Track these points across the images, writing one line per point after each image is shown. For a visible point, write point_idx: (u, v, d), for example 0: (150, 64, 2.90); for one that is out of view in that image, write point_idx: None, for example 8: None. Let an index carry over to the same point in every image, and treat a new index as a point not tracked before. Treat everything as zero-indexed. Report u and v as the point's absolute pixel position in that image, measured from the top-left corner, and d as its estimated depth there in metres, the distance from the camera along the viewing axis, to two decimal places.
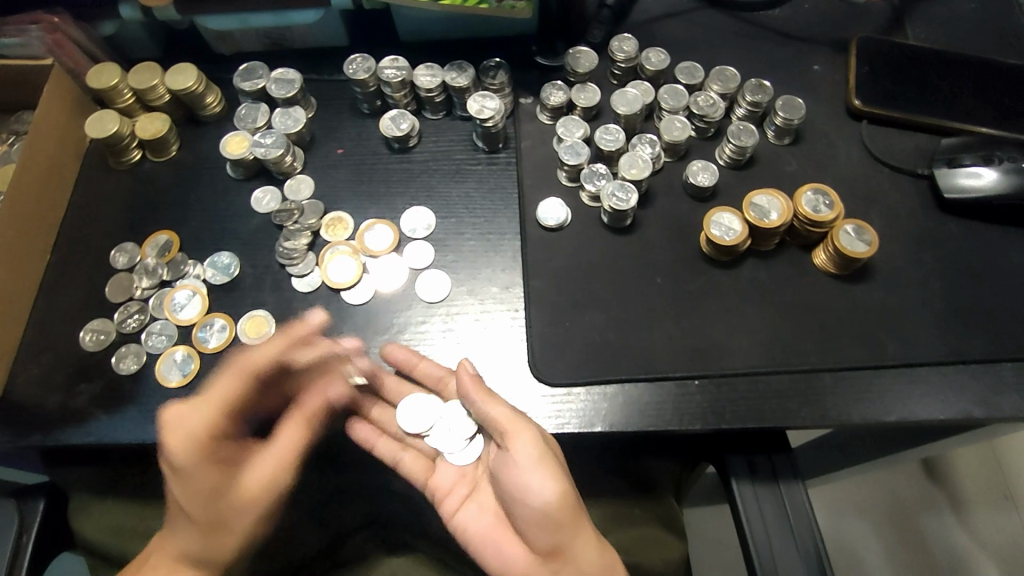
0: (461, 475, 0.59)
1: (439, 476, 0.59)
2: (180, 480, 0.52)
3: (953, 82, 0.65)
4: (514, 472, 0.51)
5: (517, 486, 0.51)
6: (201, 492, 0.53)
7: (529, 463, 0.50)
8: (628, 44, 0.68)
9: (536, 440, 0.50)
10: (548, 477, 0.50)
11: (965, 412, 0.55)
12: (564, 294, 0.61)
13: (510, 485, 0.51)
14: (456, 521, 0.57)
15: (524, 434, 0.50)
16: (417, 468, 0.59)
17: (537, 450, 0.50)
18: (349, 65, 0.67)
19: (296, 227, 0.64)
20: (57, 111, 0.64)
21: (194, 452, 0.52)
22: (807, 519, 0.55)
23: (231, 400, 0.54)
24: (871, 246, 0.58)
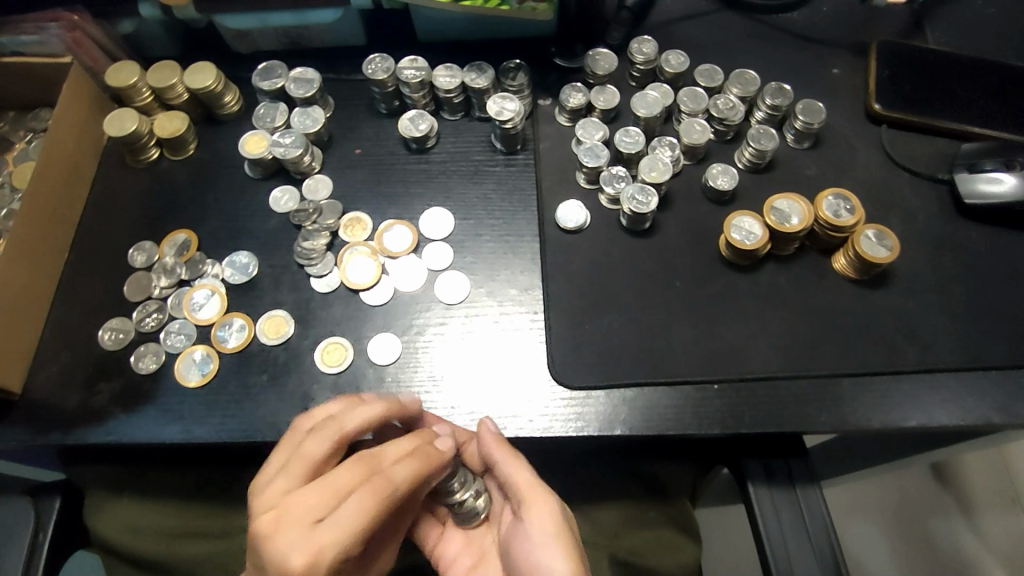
0: (471, 543, 0.58)
1: (447, 543, 0.58)
2: None
3: (974, 88, 0.65)
4: (527, 546, 0.50)
5: (530, 562, 0.49)
6: None
7: (545, 538, 0.49)
8: (647, 47, 0.67)
9: (551, 517, 0.49)
10: (563, 555, 0.48)
11: (984, 418, 0.55)
12: (584, 297, 0.61)
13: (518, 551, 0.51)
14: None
15: (543, 511, 0.49)
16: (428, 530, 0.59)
17: (555, 528, 0.49)
18: (369, 65, 0.67)
19: (314, 227, 0.65)
20: (75, 111, 0.64)
21: None
22: (824, 524, 0.56)
23: (363, 532, 0.44)
24: (892, 252, 0.58)
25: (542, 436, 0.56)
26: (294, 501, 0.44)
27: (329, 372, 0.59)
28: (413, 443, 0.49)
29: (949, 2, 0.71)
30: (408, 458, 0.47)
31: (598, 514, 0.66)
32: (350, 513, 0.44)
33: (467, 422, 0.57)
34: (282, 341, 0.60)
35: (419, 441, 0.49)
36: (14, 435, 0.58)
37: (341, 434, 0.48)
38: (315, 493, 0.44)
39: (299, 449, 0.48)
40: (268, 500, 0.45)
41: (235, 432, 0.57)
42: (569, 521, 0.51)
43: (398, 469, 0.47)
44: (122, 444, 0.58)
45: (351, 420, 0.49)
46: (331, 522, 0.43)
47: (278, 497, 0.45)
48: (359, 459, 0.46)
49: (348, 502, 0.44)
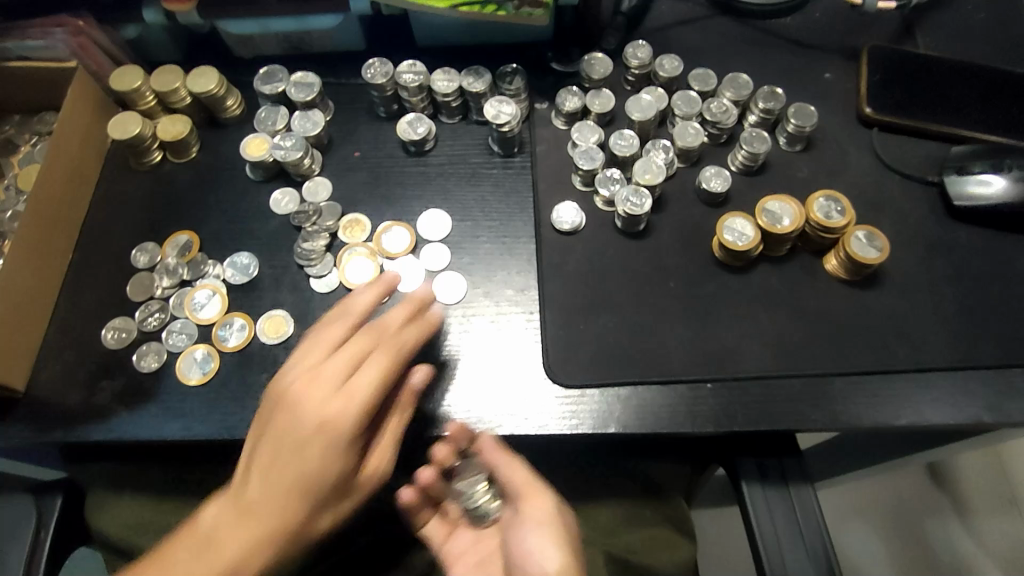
0: (480, 542, 0.60)
1: (455, 544, 0.60)
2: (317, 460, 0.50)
3: (963, 92, 0.66)
4: (523, 535, 0.53)
5: (523, 550, 0.52)
6: (287, 501, 0.51)
7: (539, 528, 0.52)
8: (643, 51, 0.68)
9: (546, 518, 0.52)
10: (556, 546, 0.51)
11: (974, 417, 0.56)
12: (579, 297, 0.62)
13: (516, 548, 0.53)
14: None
15: (538, 504, 0.53)
16: (437, 530, 0.61)
17: (547, 514, 0.52)
18: (368, 70, 0.68)
19: (314, 228, 0.66)
20: (81, 114, 0.66)
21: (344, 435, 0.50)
22: (817, 522, 0.56)
23: (384, 382, 0.52)
24: (882, 252, 0.59)
25: (538, 434, 0.57)
26: (322, 368, 0.52)
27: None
28: (406, 307, 0.56)
29: (940, 8, 0.72)
30: (409, 322, 0.55)
31: (594, 513, 0.67)
32: (372, 370, 0.52)
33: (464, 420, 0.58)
34: (282, 340, 0.61)
35: (412, 306, 0.56)
36: (18, 432, 0.59)
37: (349, 310, 0.56)
38: (338, 360, 0.52)
39: (320, 329, 0.55)
40: (294, 375, 0.53)
41: (236, 429, 0.58)
42: (569, 523, 0.53)
43: (402, 334, 0.54)
44: (124, 441, 0.59)
45: (357, 301, 0.56)
46: (364, 368, 0.52)
47: (303, 371, 0.53)
48: (368, 332, 0.54)
49: (369, 365, 0.52)
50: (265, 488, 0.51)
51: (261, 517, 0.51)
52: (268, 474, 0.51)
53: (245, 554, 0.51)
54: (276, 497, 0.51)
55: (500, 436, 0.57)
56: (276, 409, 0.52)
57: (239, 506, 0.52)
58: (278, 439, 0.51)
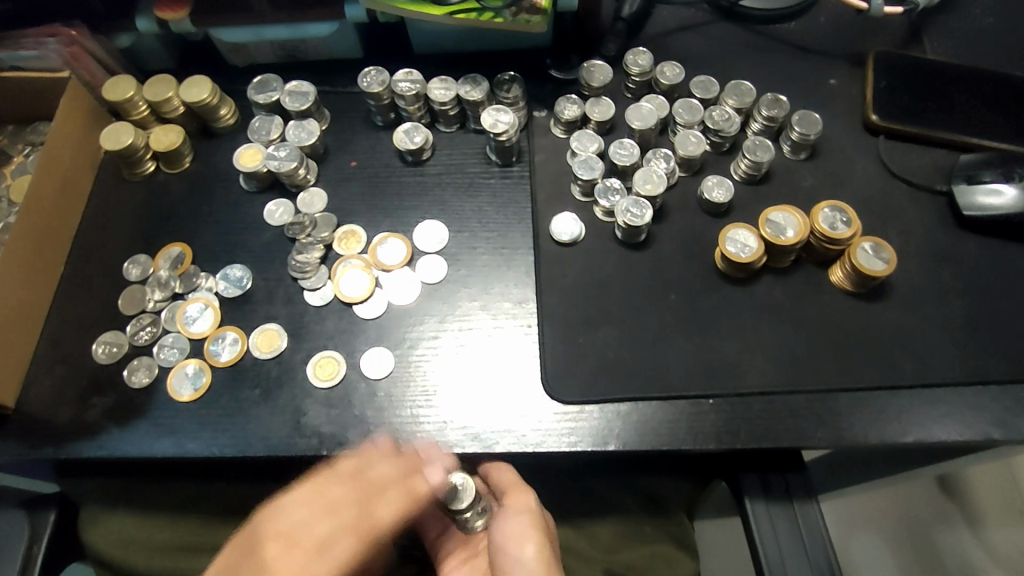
0: (467, 543, 0.64)
1: (447, 543, 0.64)
2: None
3: (972, 98, 0.64)
4: (501, 533, 0.56)
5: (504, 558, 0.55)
6: None
7: (517, 523, 0.56)
8: (643, 58, 0.67)
9: (528, 509, 0.57)
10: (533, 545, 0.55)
11: (983, 434, 0.54)
12: (578, 310, 0.60)
13: (496, 538, 0.57)
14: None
15: (520, 498, 0.57)
16: (433, 529, 0.65)
17: (529, 517, 0.56)
18: (364, 78, 0.67)
19: (308, 240, 0.64)
20: (72, 125, 0.65)
21: None
22: (822, 539, 0.55)
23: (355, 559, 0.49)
24: (889, 264, 0.57)
25: (536, 451, 0.56)
26: (305, 531, 0.49)
27: (322, 386, 0.59)
28: (407, 478, 0.52)
29: (947, 12, 0.71)
30: (400, 498, 0.51)
31: (594, 529, 0.66)
32: (345, 549, 0.49)
33: (460, 438, 0.56)
34: (276, 354, 0.60)
35: (412, 483, 0.52)
36: (8, 449, 0.58)
37: (356, 475, 0.52)
38: (323, 522, 0.50)
39: (319, 484, 0.51)
40: (273, 526, 0.49)
41: (228, 447, 0.57)
42: (544, 517, 0.57)
43: (390, 505, 0.51)
44: (114, 459, 0.58)
45: (372, 468, 0.52)
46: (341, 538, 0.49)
47: (283, 525, 0.49)
48: (365, 489, 0.51)
49: (348, 533, 0.49)
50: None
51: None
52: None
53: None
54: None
55: (497, 453, 0.56)
56: (242, 549, 0.48)
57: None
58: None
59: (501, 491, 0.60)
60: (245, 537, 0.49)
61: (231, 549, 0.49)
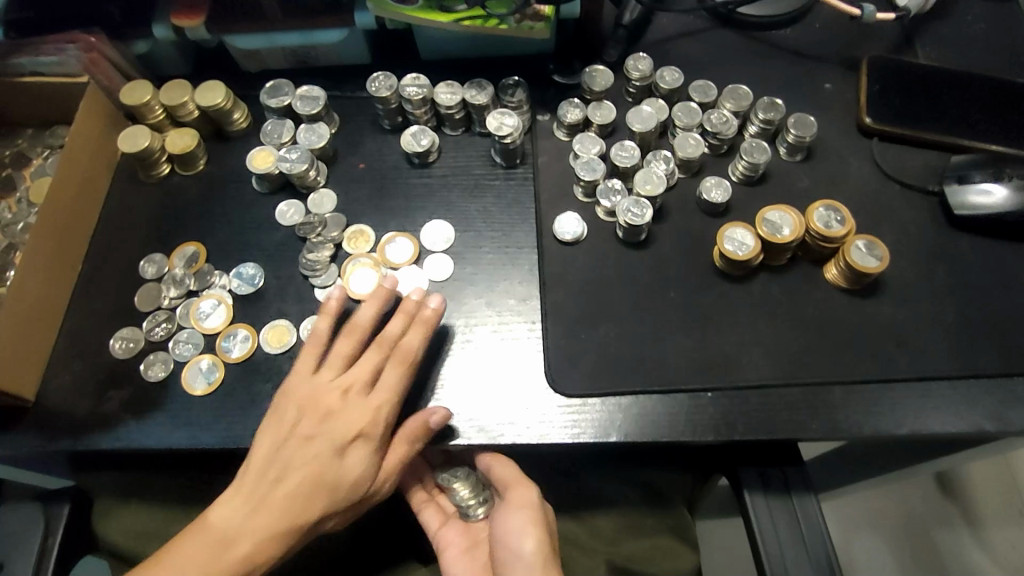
0: (467, 532, 0.65)
1: (448, 533, 0.64)
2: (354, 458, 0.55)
3: (962, 101, 0.66)
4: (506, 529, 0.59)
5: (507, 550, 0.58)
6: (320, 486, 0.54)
7: (519, 521, 0.59)
8: (643, 63, 0.69)
9: (529, 503, 0.59)
10: (532, 540, 0.57)
11: (975, 426, 0.56)
12: (580, 307, 0.62)
13: (498, 532, 0.60)
14: (450, 569, 0.62)
15: (522, 495, 0.59)
16: (433, 518, 0.66)
17: (530, 516, 0.59)
18: (372, 83, 0.69)
19: (318, 239, 0.66)
20: (90, 128, 0.67)
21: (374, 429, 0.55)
22: (820, 531, 0.57)
23: (403, 386, 0.57)
24: (882, 262, 0.59)
25: (540, 442, 0.57)
26: (346, 381, 0.56)
27: None
28: (413, 309, 0.59)
29: (940, 19, 0.73)
30: (412, 327, 0.58)
31: (597, 521, 0.67)
32: (392, 381, 0.57)
33: (467, 429, 0.58)
34: (286, 349, 0.62)
35: (417, 315, 0.59)
36: (28, 441, 0.60)
37: (353, 327, 0.59)
38: (357, 370, 0.57)
39: (328, 347, 0.58)
40: (316, 390, 0.56)
41: (241, 439, 0.59)
42: (545, 513, 0.60)
43: (410, 337, 0.58)
44: (130, 450, 0.60)
45: (358, 318, 0.59)
46: (385, 376, 0.57)
47: (327, 388, 0.56)
48: (377, 341, 0.58)
49: (388, 368, 0.57)
50: (289, 484, 0.54)
51: (286, 513, 0.54)
52: (290, 477, 0.54)
53: (275, 537, 0.53)
54: (302, 490, 0.54)
55: (502, 444, 0.57)
56: (304, 417, 0.56)
57: (258, 500, 0.54)
58: (304, 448, 0.55)
59: (503, 485, 0.61)
60: (298, 405, 0.56)
61: (288, 419, 0.56)
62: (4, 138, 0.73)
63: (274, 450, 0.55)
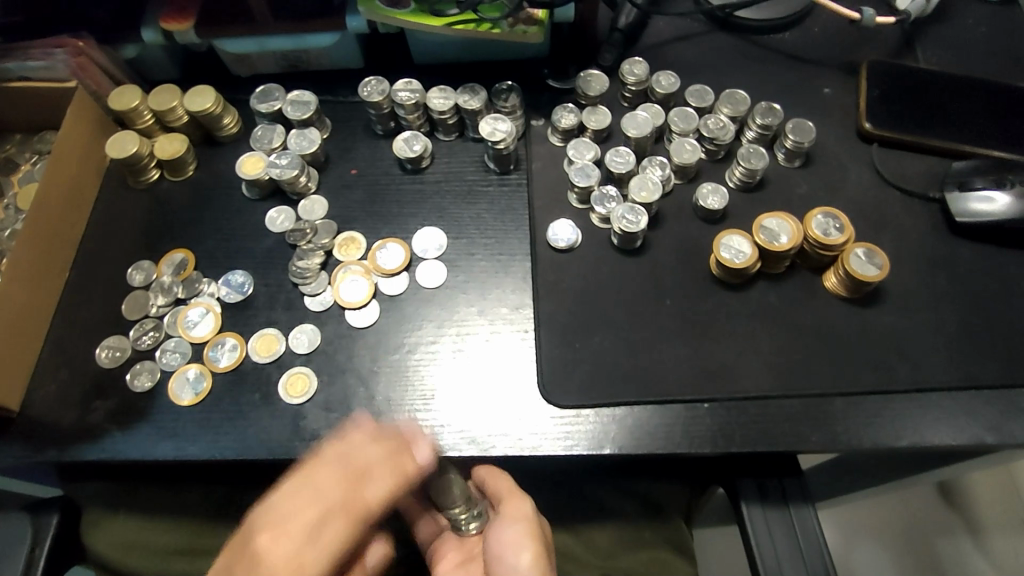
0: (462, 548, 0.64)
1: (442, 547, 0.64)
2: None
3: (963, 106, 0.65)
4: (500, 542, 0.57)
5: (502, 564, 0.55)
6: None
7: (514, 531, 0.56)
8: (639, 68, 0.68)
9: (524, 516, 0.57)
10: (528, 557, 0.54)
11: (978, 438, 0.55)
12: (575, 316, 0.61)
13: (494, 546, 0.57)
14: None
15: (519, 506, 0.58)
16: (427, 533, 0.65)
17: (526, 528, 0.56)
18: (364, 88, 0.68)
19: (309, 246, 0.65)
20: (79, 133, 0.66)
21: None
22: (820, 545, 0.56)
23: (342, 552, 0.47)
24: (882, 270, 0.58)
25: (533, 454, 0.56)
26: (283, 528, 0.46)
27: (293, 403, 0.59)
28: (397, 443, 0.51)
29: (940, 22, 0.72)
30: (390, 473, 0.49)
31: (591, 534, 0.66)
32: (331, 538, 0.46)
33: (458, 441, 0.57)
34: (274, 358, 0.61)
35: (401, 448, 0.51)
36: (12, 452, 0.59)
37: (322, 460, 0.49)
38: (298, 510, 0.47)
39: (292, 488, 0.47)
40: (252, 537, 0.46)
41: (229, 449, 0.58)
42: (542, 525, 0.58)
43: (374, 488, 0.49)
44: (117, 461, 0.59)
45: (359, 452, 0.49)
46: (331, 536, 0.46)
47: (257, 527, 0.46)
48: (337, 478, 0.48)
49: (331, 521, 0.47)
50: None
51: None
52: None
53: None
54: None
55: (494, 457, 0.56)
56: (222, 560, 0.46)
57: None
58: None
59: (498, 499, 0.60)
60: (228, 552, 0.46)
61: (222, 565, 0.47)
62: None
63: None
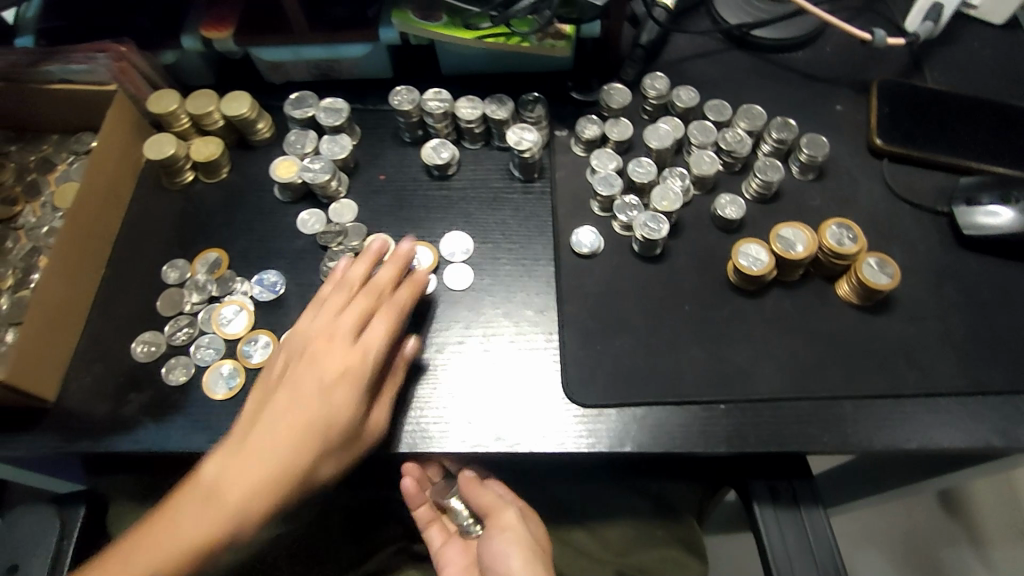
0: (468, 551, 0.65)
1: (449, 550, 0.64)
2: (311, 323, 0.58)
3: (969, 124, 0.68)
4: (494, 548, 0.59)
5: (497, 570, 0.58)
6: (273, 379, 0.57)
7: (505, 542, 0.59)
8: (660, 83, 0.71)
9: (512, 527, 0.60)
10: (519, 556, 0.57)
11: (984, 441, 0.57)
12: (598, 320, 0.63)
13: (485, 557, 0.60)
14: None
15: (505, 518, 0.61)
16: (437, 537, 0.66)
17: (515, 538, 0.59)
18: (394, 97, 0.71)
19: (340, 248, 0.68)
20: (117, 136, 0.68)
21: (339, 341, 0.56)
22: (829, 544, 0.57)
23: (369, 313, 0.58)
24: (893, 279, 0.60)
25: (557, 452, 0.58)
26: (336, 327, 0.57)
27: None
28: (410, 291, 0.60)
29: (948, 45, 0.75)
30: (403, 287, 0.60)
31: (607, 532, 0.68)
32: (377, 329, 0.57)
33: (485, 438, 0.59)
34: None
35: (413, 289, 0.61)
36: (48, 442, 0.60)
37: (341, 282, 0.60)
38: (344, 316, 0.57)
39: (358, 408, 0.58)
40: (307, 336, 0.58)
41: None
42: (534, 533, 0.60)
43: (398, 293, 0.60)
44: (150, 453, 0.60)
45: (378, 278, 0.60)
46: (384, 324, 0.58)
47: (315, 330, 0.57)
48: (365, 290, 0.59)
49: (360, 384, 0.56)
50: (261, 397, 0.56)
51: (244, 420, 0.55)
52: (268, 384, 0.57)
53: (248, 499, 0.52)
54: (280, 455, 0.53)
55: (520, 453, 0.58)
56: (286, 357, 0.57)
57: (239, 447, 0.54)
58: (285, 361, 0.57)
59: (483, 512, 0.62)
60: (285, 357, 0.58)
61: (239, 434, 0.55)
62: (30, 143, 0.74)
63: (262, 402, 0.56)
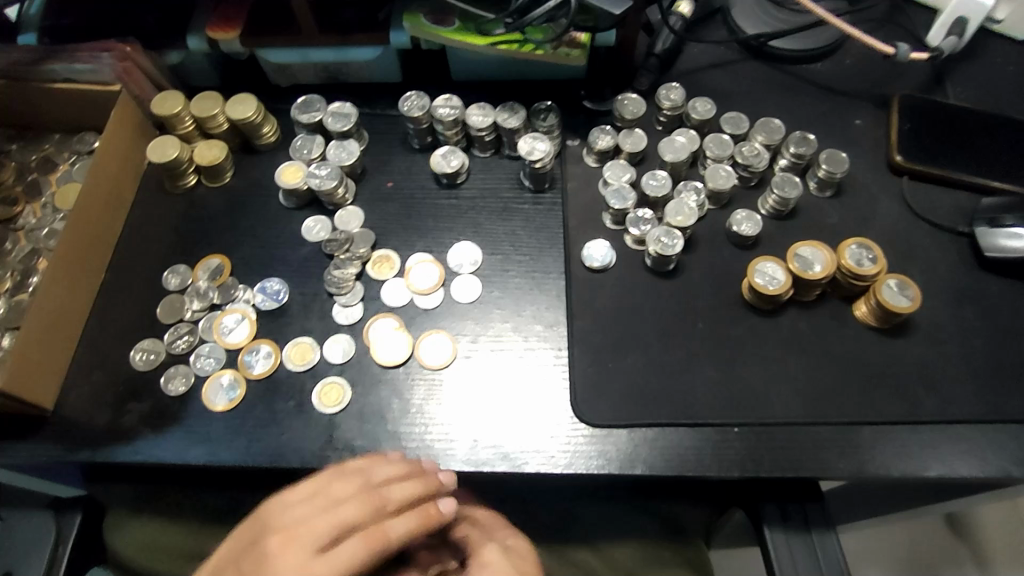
0: None
1: None
2: (300, 513, 0.49)
3: (991, 143, 0.66)
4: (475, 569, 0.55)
5: None
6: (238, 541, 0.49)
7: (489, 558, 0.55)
8: (675, 93, 0.69)
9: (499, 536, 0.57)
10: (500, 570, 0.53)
11: (1003, 471, 0.55)
12: (609, 336, 0.62)
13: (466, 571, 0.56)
14: None
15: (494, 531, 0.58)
16: None
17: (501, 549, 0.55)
18: (404, 102, 0.69)
19: (347, 256, 0.66)
20: (120, 137, 0.67)
21: (308, 551, 0.47)
22: (840, 570, 0.56)
23: (354, 537, 0.48)
24: (914, 302, 0.58)
25: (565, 472, 0.57)
26: (310, 526, 0.48)
27: (328, 412, 0.59)
28: (417, 487, 0.51)
29: (970, 60, 0.73)
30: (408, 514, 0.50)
31: (612, 551, 0.66)
32: (351, 554, 0.47)
33: (491, 457, 0.57)
34: (309, 367, 0.62)
35: (423, 484, 0.51)
36: (44, 451, 0.59)
37: (347, 470, 0.51)
38: (329, 518, 0.48)
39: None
40: (285, 518, 0.49)
41: (261, 457, 0.58)
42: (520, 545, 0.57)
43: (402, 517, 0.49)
44: (147, 465, 0.59)
45: (388, 489, 0.50)
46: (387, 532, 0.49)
47: (298, 518, 0.48)
48: (370, 494, 0.50)
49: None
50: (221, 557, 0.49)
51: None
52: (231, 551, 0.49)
53: None
54: None
55: (527, 473, 0.57)
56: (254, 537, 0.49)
57: None
58: (253, 541, 0.48)
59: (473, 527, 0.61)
60: (256, 529, 0.49)
61: None
62: (32, 142, 0.73)
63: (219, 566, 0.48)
